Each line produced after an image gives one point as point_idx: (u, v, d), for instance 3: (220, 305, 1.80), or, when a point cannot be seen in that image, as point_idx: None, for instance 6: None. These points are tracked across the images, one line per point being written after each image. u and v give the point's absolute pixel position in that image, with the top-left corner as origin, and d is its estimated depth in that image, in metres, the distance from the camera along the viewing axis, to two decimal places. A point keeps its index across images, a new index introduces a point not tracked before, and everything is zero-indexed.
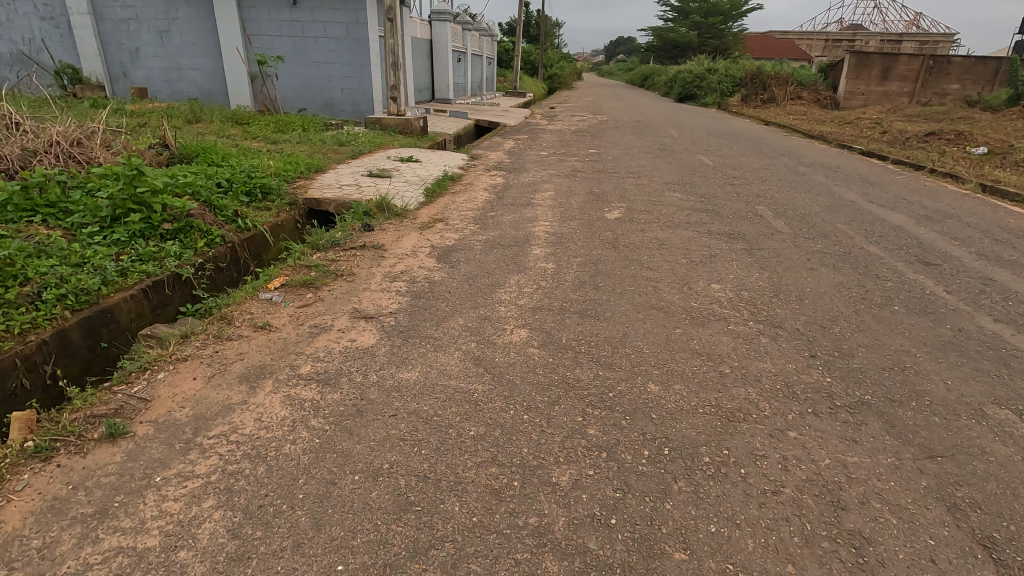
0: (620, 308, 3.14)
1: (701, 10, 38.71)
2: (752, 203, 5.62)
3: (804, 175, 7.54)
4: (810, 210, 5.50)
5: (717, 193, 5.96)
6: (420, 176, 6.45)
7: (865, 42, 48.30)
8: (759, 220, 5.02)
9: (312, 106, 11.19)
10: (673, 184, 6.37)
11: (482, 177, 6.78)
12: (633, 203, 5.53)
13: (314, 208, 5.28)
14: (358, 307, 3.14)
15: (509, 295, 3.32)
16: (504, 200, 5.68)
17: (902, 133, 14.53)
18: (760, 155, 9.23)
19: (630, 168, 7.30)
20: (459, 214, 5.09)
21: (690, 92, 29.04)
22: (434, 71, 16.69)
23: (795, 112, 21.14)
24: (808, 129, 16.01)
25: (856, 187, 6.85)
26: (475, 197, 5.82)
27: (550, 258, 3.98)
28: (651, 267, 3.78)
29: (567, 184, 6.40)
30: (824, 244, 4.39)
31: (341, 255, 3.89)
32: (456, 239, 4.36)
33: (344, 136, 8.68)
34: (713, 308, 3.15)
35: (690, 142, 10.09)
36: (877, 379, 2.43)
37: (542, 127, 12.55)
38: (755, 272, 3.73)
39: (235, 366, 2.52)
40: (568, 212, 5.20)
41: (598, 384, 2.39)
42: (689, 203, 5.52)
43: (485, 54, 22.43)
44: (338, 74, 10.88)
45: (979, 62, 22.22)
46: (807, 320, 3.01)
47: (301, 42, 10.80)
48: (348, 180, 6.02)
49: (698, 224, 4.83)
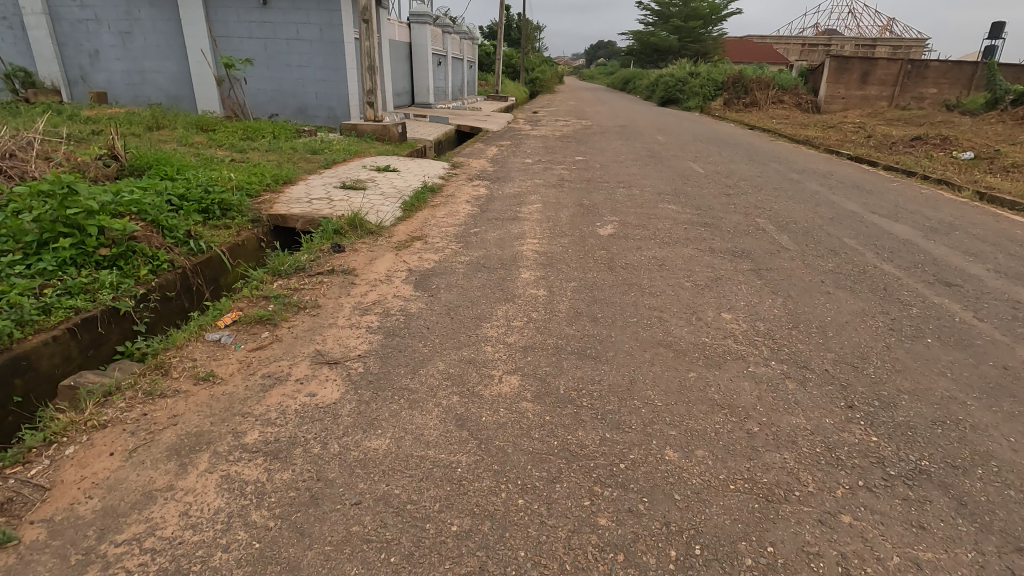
0: (623, 347, 2.74)
1: (681, 14, 38.77)
2: (751, 215, 5.30)
3: (800, 182, 7.26)
4: (812, 222, 5.20)
5: (713, 204, 5.64)
6: (397, 188, 6.01)
7: (842, 47, 48.93)
8: (761, 234, 4.68)
9: (285, 111, 10.68)
10: (667, 194, 6.03)
11: (464, 188, 6.37)
12: (627, 217, 5.17)
13: (280, 225, 4.82)
14: (321, 349, 2.71)
15: (496, 330, 2.92)
16: (488, 214, 5.28)
17: (887, 137, 14.46)
18: (751, 161, 8.96)
19: (620, 177, 6.95)
20: (439, 231, 4.67)
21: (672, 96, 28.97)
22: (413, 74, 16.24)
23: (778, 116, 21.10)
24: (793, 133, 15.89)
25: (854, 196, 6.58)
26: (457, 210, 5.41)
27: (540, 282, 3.58)
28: (653, 293, 3.41)
29: (555, 195, 6.03)
30: (835, 263, 4.07)
31: (305, 283, 3.45)
32: (436, 261, 3.94)
33: (317, 144, 8.21)
34: (728, 345, 2.78)
35: (679, 149, 9.80)
36: (931, 438, 2.07)
37: (526, 133, 12.19)
38: (767, 297, 3.39)
39: (165, 435, 2.07)
40: (558, 227, 4.83)
41: (606, 451, 1.99)
42: (686, 216, 5.19)
43: (466, 57, 22.03)
44: (312, 78, 10.39)
45: (956, 67, 22.43)
46: (835, 358, 2.65)
47: (272, 44, 10.29)
48: (319, 193, 5.57)
49: (699, 240, 4.49)
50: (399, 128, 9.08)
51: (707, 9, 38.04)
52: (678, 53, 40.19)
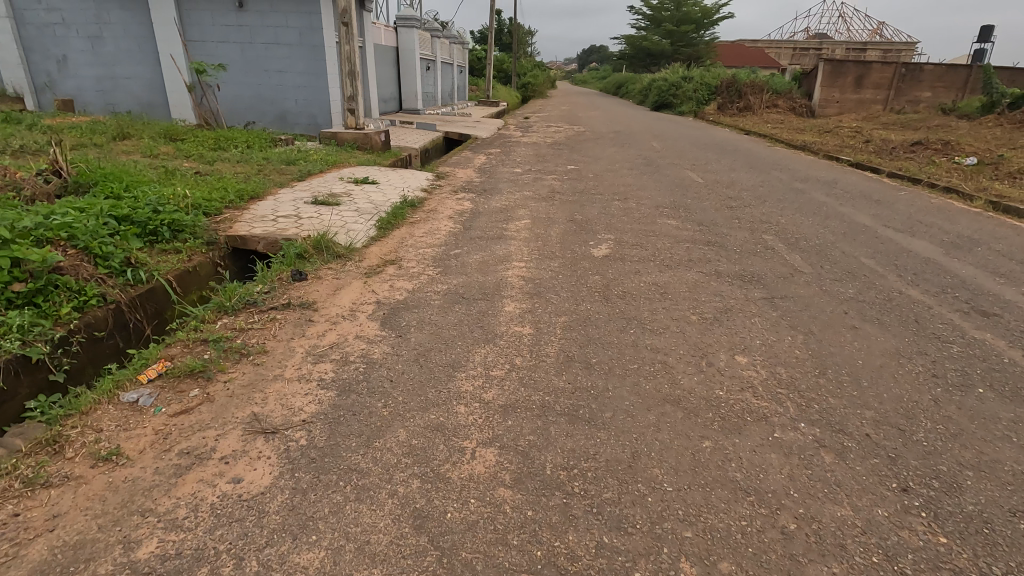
0: (622, 405, 2.30)
1: (673, 18, 38.57)
2: (757, 231, 4.89)
3: (804, 193, 6.87)
4: (823, 238, 4.80)
5: (716, 219, 5.22)
6: (373, 203, 5.55)
7: (833, 50, 48.94)
8: (771, 254, 4.27)
9: (264, 119, 10.22)
10: (664, 207, 5.62)
11: (448, 203, 5.93)
12: (623, 234, 4.75)
13: (239, 247, 4.35)
14: (259, 413, 2.25)
15: (472, 381, 2.47)
16: (471, 232, 4.84)
17: (885, 142, 14.16)
18: (751, 170, 8.56)
19: (615, 189, 6.54)
20: (417, 253, 4.23)
21: (665, 100, 28.65)
22: (401, 80, 15.83)
23: (773, 120, 20.79)
24: (790, 138, 15.57)
25: (863, 208, 6.20)
26: (438, 228, 4.96)
27: (526, 316, 3.15)
28: (655, 330, 2.98)
29: (545, 210, 5.61)
30: (856, 288, 3.65)
31: (254, 322, 2.99)
32: (409, 291, 3.50)
33: (293, 154, 7.75)
34: (746, 400, 2.35)
35: (675, 156, 9.42)
36: (1015, 540, 1.64)
37: (516, 140, 11.77)
38: (786, 333, 2.96)
39: (33, 548, 1.60)
40: (547, 247, 4.40)
41: (604, 567, 1.55)
42: (687, 234, 4.77)
43: (456, 62, 21.63)
44: (291, 84, 9.94)
45: (950, 70, 22.24)
46: (875, 418, 2.22)
47: (249, 49, 9.84)
48: (286, 210, 5.09)
49: (702, 262, 4.06)
50: (382, 136, 8.63)
51: (699, 14, 37.92)
52: (670, 57, 39.97)
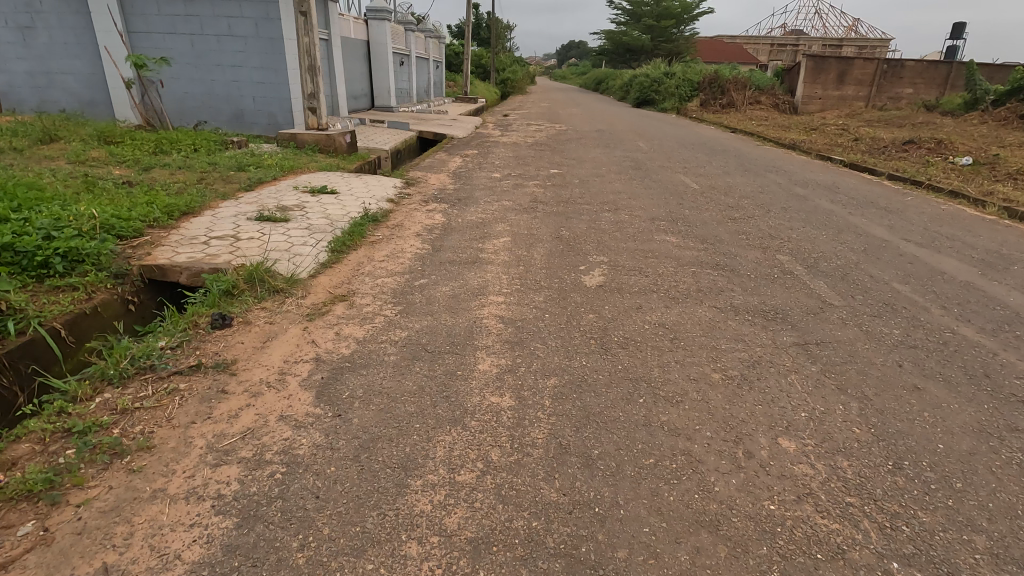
0: (641, 533, 1.64)
1: (653, 13, 38.10)
2: (768, 250, 4.30)
3: (808, 200, 6.32)
4: (843, 257, 4.22)
5: (720, 235, 4.61)
6: (329, 218, 4.82)
7: (810, 46, 49.11)
8: (790, 280, 3.67)
9: (219, 118, 9.37)
10: (661, 221, 5.01)
11: (416, 216, 5.23)
12: (617, 256, 4.11)
13: (156, 279, 3.57)
14: (113, 566, 1.53)
15: (430, 495, 1.78)
16: (441, 254, 4.15)
17: (874, 140, 13.78)
18: (746, 172, 8.01)
19: (603, 198, 5.91)
20: (374, 285, 3.53)
21: (647, 97, 28.14)
22: (373, 75, 15.01)
23: (757, 117, 20.40)
24: (777, 136, 15.13)
25: (874, 217, 5.67)
26: (402, 250, 4.26)
27: (506, 377, 2.47)
28: (670, 398, 2.34)
29: (527, 225, 4.94)
30: (900, 326, 3.05)
31: (145, 397, 2.26)
32: (358, 343, 2.79)
33: (245, 158, 6.94)
34: (809, 521, 1.70)
35: (664, 158, 8.83)
36: None
37: (496, 139, 11.07)
38: (835, 401, 2.32)
39: None
40: (531, 275, 3.73)
41: None
42: (691, 254, 4.14)
43: (432, 57, 20.81)
44: (248, 80, 9.11)
45: (931, 67, 22.13)
46: (992, 551, 1.59)
47: (200, 41, 8.97)
48: (224, 229, 4.35)
49: (714, 293, 3.44)
50: (348, 138, 7.88)
51: (679, 9, 37.55)
52: (650, 53, 39.52)
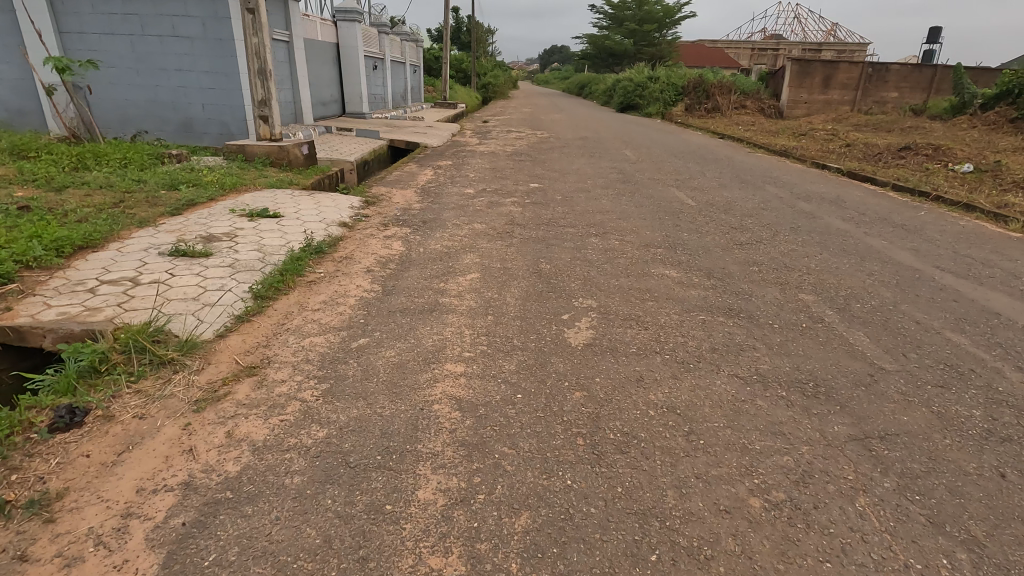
0: None
1: (635, 17, 37.64)
2: (788, 287, 3.59)
3: (816, 218, 5.66)
4: (877, 295, 3.53)
5: (727, 267, 3.91)
6: (261, 251, 4.01)
7: (791, 51, 49.19)
8: (823, 332, 2.96)
9: (164, 127, 8.51)
10: (656, 249, 4.31)
11: (370, 246, 4.44)
12: (609, 299, 3.38)
13: (13, 345, 2.74)
14: None
15: None
16: (392, 298, 3.37)
17: (869, 146, 13.26)
18: (743, 185, 7.35)
19: (589, 219, 5.18)
20: (300, 348, 2.76)
21: (631, 101, 27.56)
22: (343, 80, 14.20)
23: (743, 122, 19.92)
24: (767, 142, 14.58)
25: (894, 239, 5.01)
26: (344, 292, 3.47)
27: (455, 515, 1.71)
28: (696, 555, 1.58)
29: (500, 255, 4.19)
30: (980, 404, 2.34)
31: None
32: (254, 452, 1.99)
33: (183, 173, 6.10)
34: None
35: (654, 168, 8.15)
36: None
37: (473, 148, 10.32)
38: (935, 551, 1.59)
39: None
40: (501, 328, 2.97)
41: None
42: (696, 295, 3.42)
43: (409, 60, 20.00)
44: (196, 85, 8.26)
45: (916, 71, 21.87)
46: None
47: (141, 43, 8.11)
48: (123, 269, 3.52)
49: (732, 354, 2.71)
50: (305, 148, 7.09)
51: (661, 13, 37.13)
52: (633, 57, 39.09)
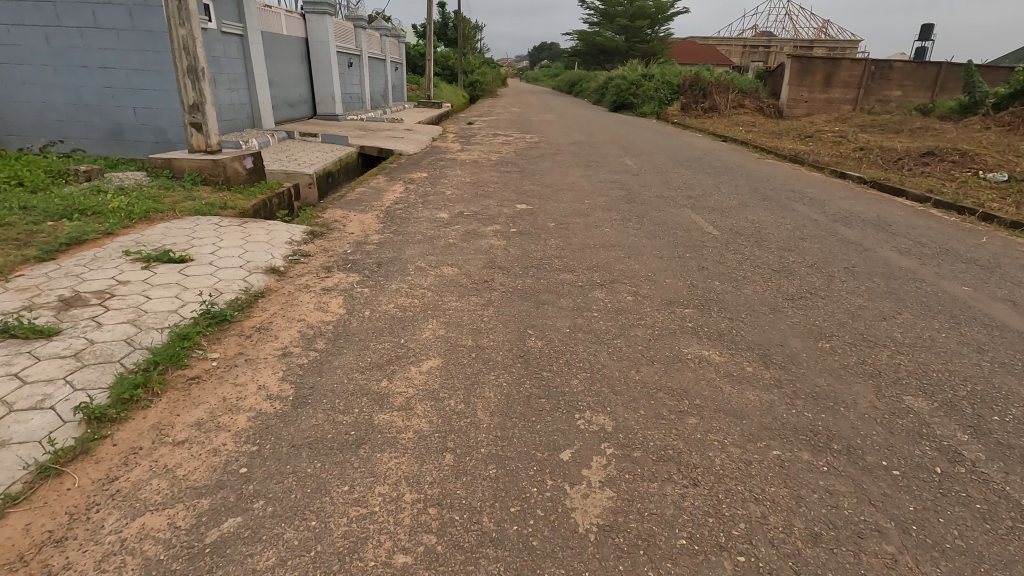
0: None
1: (626, 13, 36.41)
2: (881, 382, 2.50)
3: (867, 252, 4.60)
4: (1012, 395, 2.45)
5: (786, 345, 2.81)
6: (135, 324, 2.86)
7: (783, 48, 48.38)
8: (975, 487, 1.87)
9: (90, 135, 7.28)
10: (683, 312, 3.21)
11: (298, 307, 3.29)
12: (628, 411, 2.27)
13: None
14: None
15: None
16: (302, 416, 2.24)
17: (884, 150, 12.29)
18: (765, 202, 6.29)
19: (589, 259, 4.09)
20: (118, 543, 1.62)
21: (624, 100, 26.40)
22: (313, 79, 13.00)
23: (744, 123, 18.90)
24: (773, 145, 13.54)
25: (975, 284, 3.96)
26: (234, 404, 2.33)
27: None
28: None
29: (473, 322, 3.08)
30: None
31: None
32: None
33: (85, 197, 4.91)
34: None
35: (660, 181, 7.07)
36: None
37: (454, 156, 9.19)
38: None
39: None
40: (462, 486, 1.85)
41: None
42: (754, 403, 2.33)
43: (389, 57, 18.75)
44: (125, 86, 7.07)
45: (919, 68, 21.00)
46: None
47: (57, 36, 6.89)
48: None
49: (850, 553, 1.61)
50: (249, 162, 5.97)
51: (653, 10, 35.98)
52: (625, 54, 37.91)
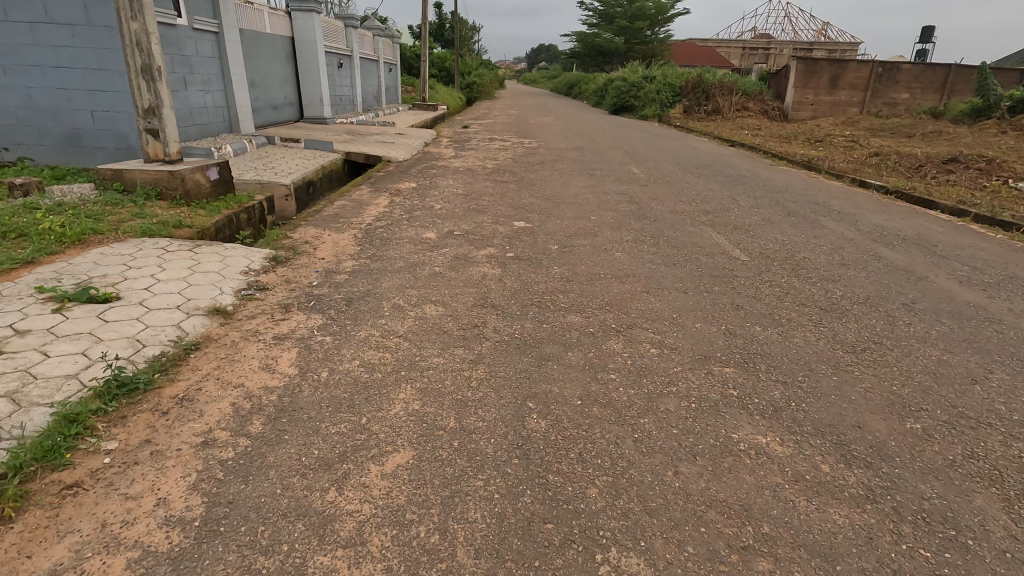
0: None
1: (625, 14, 35.76)
2: (1006, 489, 1.85)
3: (920, 280, 3.96)
4: None
5: (864, 427, 2.16)
6: (11, 396, 2.18)
7: (783, 50, 47.87)
8: None
9: (43, 141, 6.60)
10: (722, 372, 2.56)
11: (239, 365, 2.62)
12: (670, 548, 1.60)
13: None
14: None
15: None
16: (205, 561, 1.56)
17: (902, 156, 11.67)
18: (791, 218, 5.66)
19: (600, 295, 3.44)
20: None
21: (625, 103, 25.74)
22: (299, 80, 12.34)
23: (749, 126, 18.31)
24: (783, 151, 12.92)
25: None
26: (114, 537, 1.65)
27: None
28: None
29: (457, 389, 2.42)
30: None
31: None
32: None
33: (12, 216, 4.23)
34: None
35: (671, 193, 6.42)
36: None
37: (446, 163, 8.54)
38: None
39: None
40: None
41: None
42: (845, 533, 1.66)
43: (382, 58, 18.09)
44: (81, 86, 6.40)
45: (928, 70, 20.43)
46: None
47: (4, 32, 6.22)
48: None
49: None
50: (214, 172, 5.34)
51: (653, 10, 35.36)
52: (624, 55, 37.28)
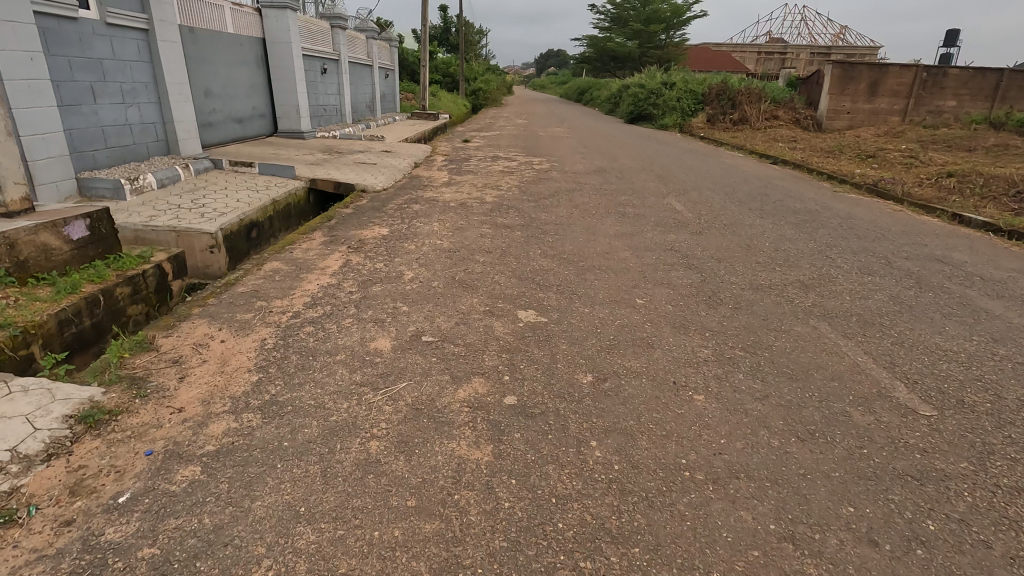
0: None
1: (639, 17, 33.99)
2: None
3: None
4: None
5: None
6: None
7: (801, 55, 45.81)
8: None
9: None
10: None
11: None
12: None
13: None
14: None
15: None
16: None
17: (985, 178, 9.71)
18: (928, 297, 3.80)
19: (695, 555, 1.63)
20: None
21: (642, 111, 23.93)
22: (272, 88, 10.65)
23: (783, 138, 16.42)
24: (836, 170, 11.00)
25: None
26: None
27: None
28: None
29: None
30: None
31: None
32: None
33: None
34: None
35: (738, 249, 4.61)
36: None
37: (434, 195, 6.75)
38: None
39: None
40: None
41: None
42: None
43: (377, 63, 16.39)
44: None
45: (978, 75, 18.42)
46: None
47: None
48: None
49: None
50: (77, 231, 3.72)
51: (669, 13, 33.41)
52: (638, 60, 35.52)
